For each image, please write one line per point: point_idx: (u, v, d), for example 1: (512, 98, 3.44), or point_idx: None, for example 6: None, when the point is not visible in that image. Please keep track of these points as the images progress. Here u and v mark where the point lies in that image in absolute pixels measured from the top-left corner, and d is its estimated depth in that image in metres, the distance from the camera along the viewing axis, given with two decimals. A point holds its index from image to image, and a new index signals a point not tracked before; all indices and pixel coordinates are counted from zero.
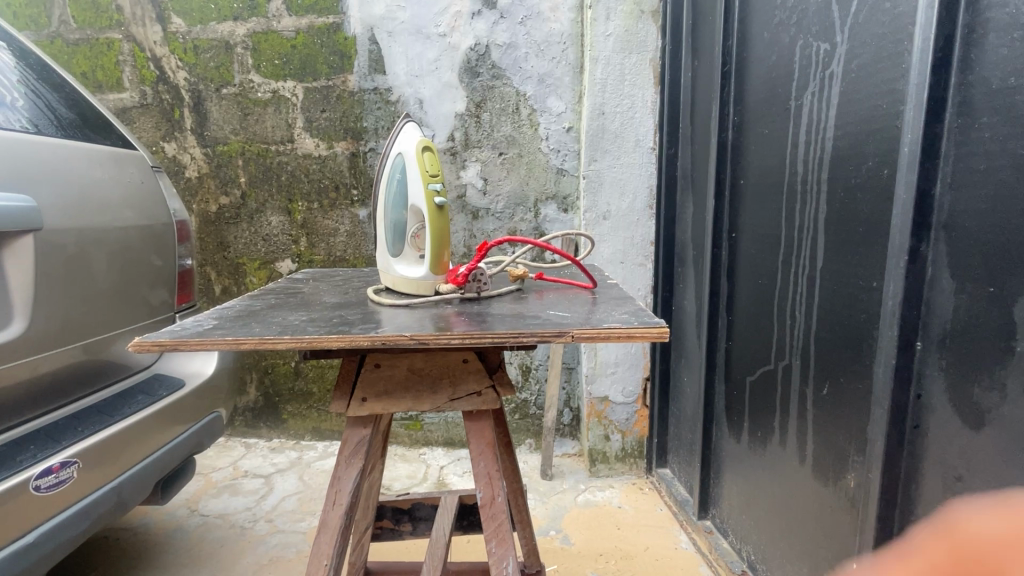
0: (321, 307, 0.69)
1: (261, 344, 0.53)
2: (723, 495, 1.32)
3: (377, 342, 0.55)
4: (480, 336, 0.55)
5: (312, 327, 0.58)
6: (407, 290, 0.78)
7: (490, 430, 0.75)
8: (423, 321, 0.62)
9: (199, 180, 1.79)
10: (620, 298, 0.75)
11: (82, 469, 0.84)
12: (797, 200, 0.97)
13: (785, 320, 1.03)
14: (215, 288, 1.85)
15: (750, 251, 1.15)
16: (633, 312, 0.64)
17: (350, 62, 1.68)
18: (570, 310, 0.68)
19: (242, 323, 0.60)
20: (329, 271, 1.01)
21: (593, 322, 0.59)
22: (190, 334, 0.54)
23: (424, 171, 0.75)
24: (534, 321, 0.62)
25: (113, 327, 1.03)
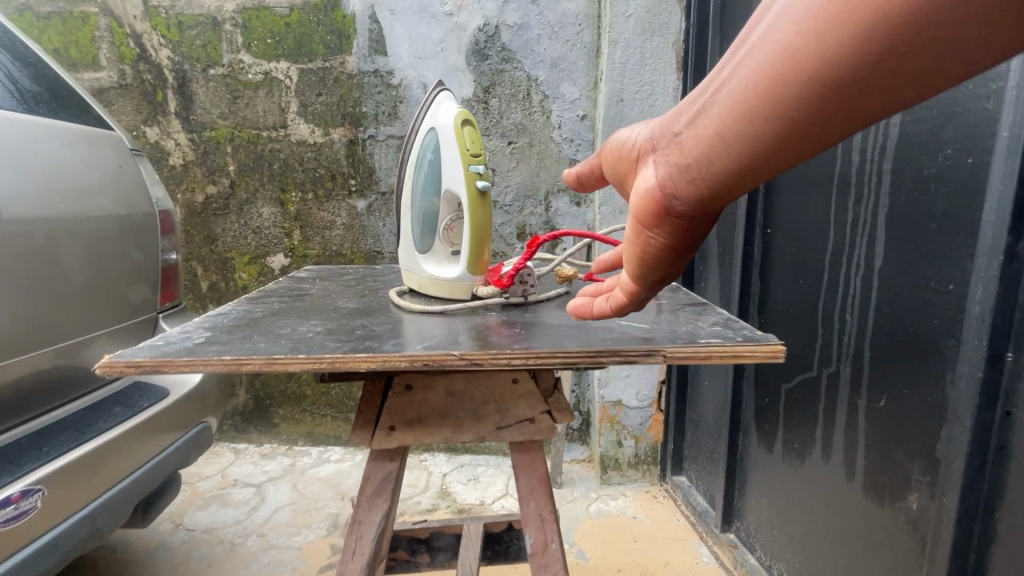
0: (336, 314, 0.59)
1: (269, 363, 0.43)
2: (750, 508, 1.24)
3: (419, 362, 0.45)
4: (550, 356, 0.46)
5: (330, 341, 0.48)
6: (439, 293, 0.73)
7: (541, 462, 0.69)
8: (461, 333, 0.53)
9: (184, 168, 1.67)
10: (690, 306, 0.66)
11: (48, 497, 0.73)
12: (851, 193, 0.88)
13: (831, 324, 0.94)
14: (202, 284, 1.73)
15: (788, 248, 1.06)
16: (724, 326, 0.55)
17: (349, 42, 1.57)
18: (643, 321, 0.58)
19: (242, 335, 0.49)
20: (334, 269, 0.91)
21: (684, 339, 0.50)
22: (177, 351, 0.44)
23: (464, 150, 0.70)
24: (598, 334, 0.53)
25: (85, 330, 0.92)
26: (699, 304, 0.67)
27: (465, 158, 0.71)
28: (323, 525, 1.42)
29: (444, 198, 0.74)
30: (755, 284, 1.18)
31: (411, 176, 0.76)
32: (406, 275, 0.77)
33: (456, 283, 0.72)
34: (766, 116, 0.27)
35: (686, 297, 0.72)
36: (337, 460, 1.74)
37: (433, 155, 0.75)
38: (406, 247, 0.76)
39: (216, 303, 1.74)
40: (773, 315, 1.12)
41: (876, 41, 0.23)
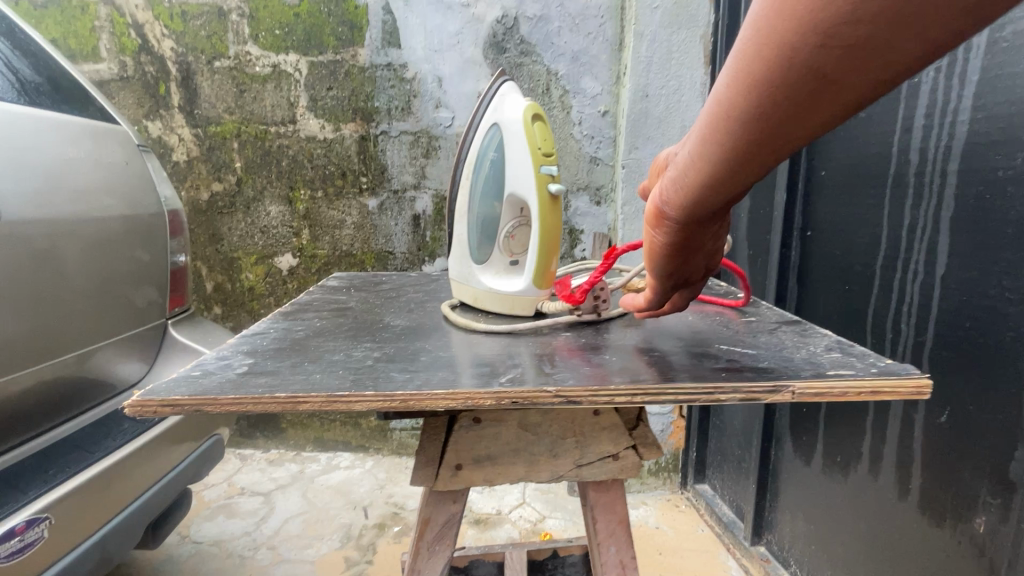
0: (385, 337, 0.54)
1: (330, 401, 0.38)
2: (782, 521, 1.19)
3: (507, 400, 0.40)
4: (661, 391, 0.40)
5: (391, 372, 0.43)
6: (501, 309, 0.71)
7: (622, 502, 0.64)
8: (532, 361, 0.48)
9: (188, 165, 1.59)
10: (787, 325, 0.60)
11: (55, 526, 0.67)
12: (907, 196, 0.83)
13: (881, 333, 0.89)
14: (207, 286, 1.66)
15: (832, 252, 1.01)
16: (845, 353, 0.49)
17: (361, 34, 1.50)
18: (746, 345, 0.53)
19: (291, 366, 0.45)
20: (360, 279, 0.86)
21: (807, 369, 0.44)
22: (218, 389, 0.39)
23: (539, 149, 0.67)
24: (689, 362, 0.47)
25: (89, 339, 0.86)
26: (800, 323, 0.61)
27: (535, 161, 0.68)
28: (336, 537, 1.37)
29: (505, 202, 0.71)
30: (791, 288, 1.12)
31: (471, 179, 0.72)
32: (458, 287, 0.74)
33: (521, 300, 0.69)
34: (749, 123, 0.28)
35: (777, 315, 0.66)
36: (347, 466, 1.68)
37: (494, 153, 0.72)
38: (464, 258, 0.73)
39: (222, 304, 1.68)
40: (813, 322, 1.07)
41: (822, 46, 0.22)
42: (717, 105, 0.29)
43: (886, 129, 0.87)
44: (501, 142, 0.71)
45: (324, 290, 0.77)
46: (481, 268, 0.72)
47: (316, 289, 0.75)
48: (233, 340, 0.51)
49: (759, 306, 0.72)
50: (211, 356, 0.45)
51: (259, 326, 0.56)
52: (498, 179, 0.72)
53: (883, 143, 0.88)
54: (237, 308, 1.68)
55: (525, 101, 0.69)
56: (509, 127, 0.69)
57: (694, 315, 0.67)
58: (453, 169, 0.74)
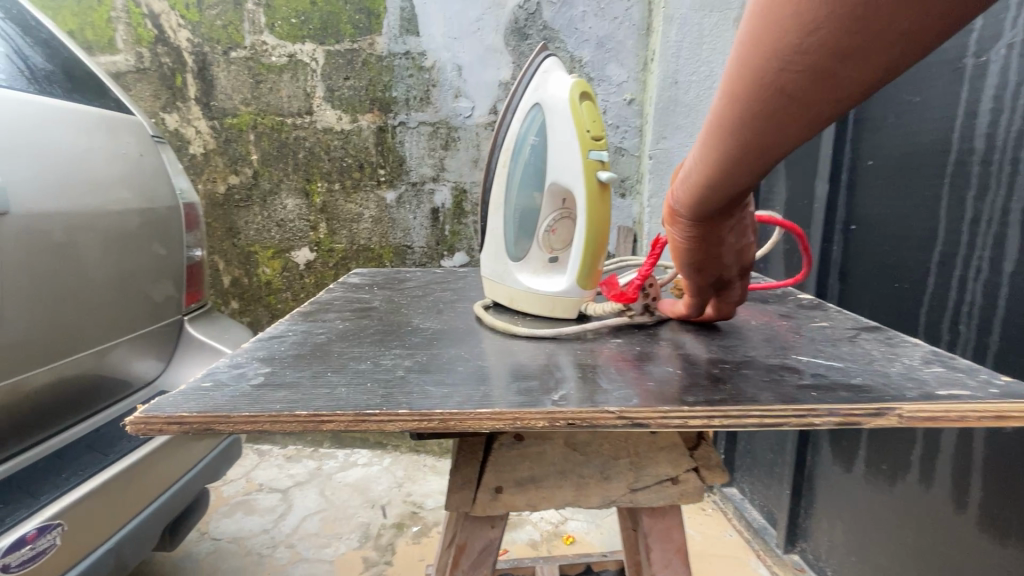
0: (415, 345, 0.49)
1: (358, 419, 0.34)
2: (819, 530, 1.13)
3: (562, 421, 0.35)
4: (742, 414, 0.36)
5: (425, 386, 0.39)
6: (540, 311, 0.67)
7: (681, 531, 0.59)
8: (580, 373, 0.43)
9: (205, 158, 1.57)
10: (868, 334, 0.56)
11: (68, 533, 0.65)
12: (970, 187, 0.77)
13: (937, 336, 0.83)
14: (224, 280, 1.65)
15: (877, 247, 0.95)
16: (946, 369, 0.44)
17: (379, 22, 1.46)
18: (828, 356, 0.48)
19: (315, 377, 0.41)
20: (380, 277, 0.82)
21: (910, 387, 0.40)
22: (234, 404, 0.35)
23: (585, 133, 0.62)
24: (760, 377, 0.43)
25: (106, 335, 0.83)
26: (884, 332, 0.57)
27: (583, 147, 0.63)
28: (354, 536, 1.35)
29: (547, 192, 0.67)
30: (832, 285, 1.06)
31: (508, 169, 0.68)
32: (493, 286, 0.70)
33: (563, 302, 0.66)
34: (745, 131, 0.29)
35: (854, 322, 0.61)
36: (365, 463, 1.66)
37: (536, 138, 0.67)
38: (500, 256, 0.69)
39: (239, 299, 1.66)
40: None
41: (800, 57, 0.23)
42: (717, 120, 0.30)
43: (946, 114, 0.80)
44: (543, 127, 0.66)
45: (345, 289, 0.74)
46: (518, 267, 0.68)
47: (337, 287, 0.72)
48: (247, 343, 0.47)
49: (831, 310, 0.67)
50: (224, 364, 0.42)
51: (276, 328, 0.52)
52: (538, 167, 0.67)
53: (943, 129, 0.81)
54: (254, 303, 1.66)
55: (572, 81, 0.64)
56: (553, 110, 0.65)
57: (753, 322, 0.62)
58: (488, 156, 0.70)
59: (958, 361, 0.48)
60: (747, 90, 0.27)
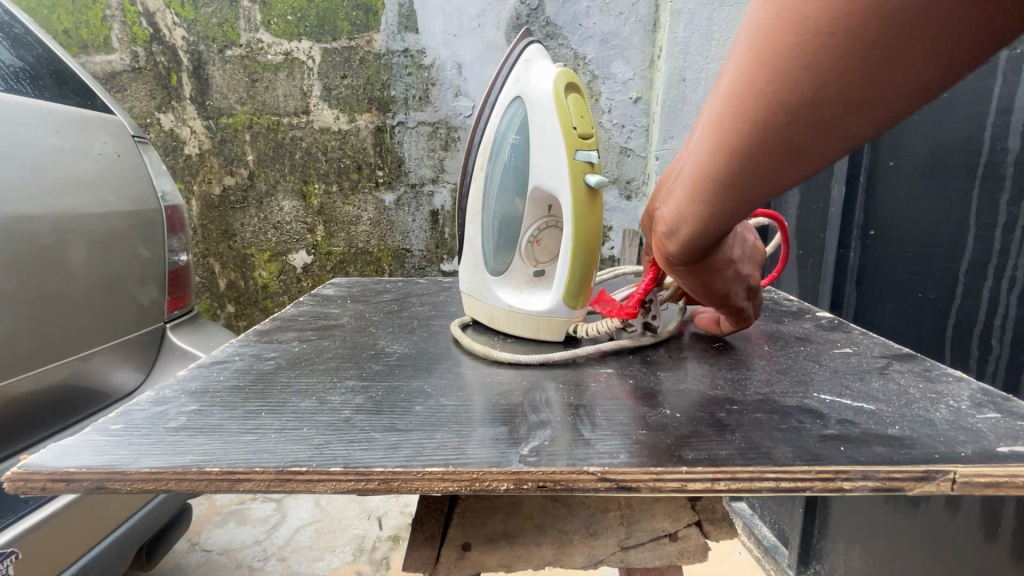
0: (373, 373, 0.50)
1: (283, 478, 0.33)
2: (834, 553, 1.07)
3: (531, 483, 0.33)
4: (754, 478, 0.32)
5: (372, 434, 0.37)
6: (523, 331, 0.63)
7: None
8: (557, 418, 0.40)
9: (200, 159, 1.54)
10: (902, 363, 0.52)
11: (22, 562, 0.60)
12: (1004, 192, 0.71)
13: (966, 353, 0.77)
14: (220, 283, 1.61)
15: (899, 256, 0.88)
16: (1002, 416, 0.41)
17: (376, 18, 1.42)
18: (857, 395, 0.44)
19: (243, 420, 0.40)
20: (361, 296, 0.80)
21: (963, 443, 0.36)
22: (148, 456, 0.34)
23: (571, 129, 0.57)
24: (775, 427, 0.38)
25: (90, 341, 0.80)
26: (919, 360, 0.52)
27: (569, 146, 0.58)
28: (348, 549, 1.30)
29: (530, 197, 0.62)
30: (848, 293, 1.00)
31: (487, 173, 0.63)
32: (473, 302, 0.67)
33: (549, 322, 0.62)
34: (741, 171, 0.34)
35: (881, 348, 0.56)
36: None
37: (515, 136, 0.62)
38: (481, 271, 0.65)
39: (235, 303, 1.62)
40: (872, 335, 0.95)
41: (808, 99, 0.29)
42: (713, 162, 0.35)
43: (976, 112, 0.74)
44: (524, 124, 0.61)
45: (313, 302, 0.77)
46: (499, 283, 0.64)
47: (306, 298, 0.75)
48: (183, 373, 0.48)
49: (852, 331, 0.62)
50: (145, 402, 0.42)
51: (221, 352, 0.54)
52: (519, 170, 0.62)
53: (972, 129, 0.75)
54: (251, 307, 1.63)
55: (554, 72, 0.59)
56: (535, 105, 0.60)
57: (766, 347, 0.57)
58: (465, 158, 0.64)
59: (1012, 402, 0.43)
60: (755, 134, 0.32)
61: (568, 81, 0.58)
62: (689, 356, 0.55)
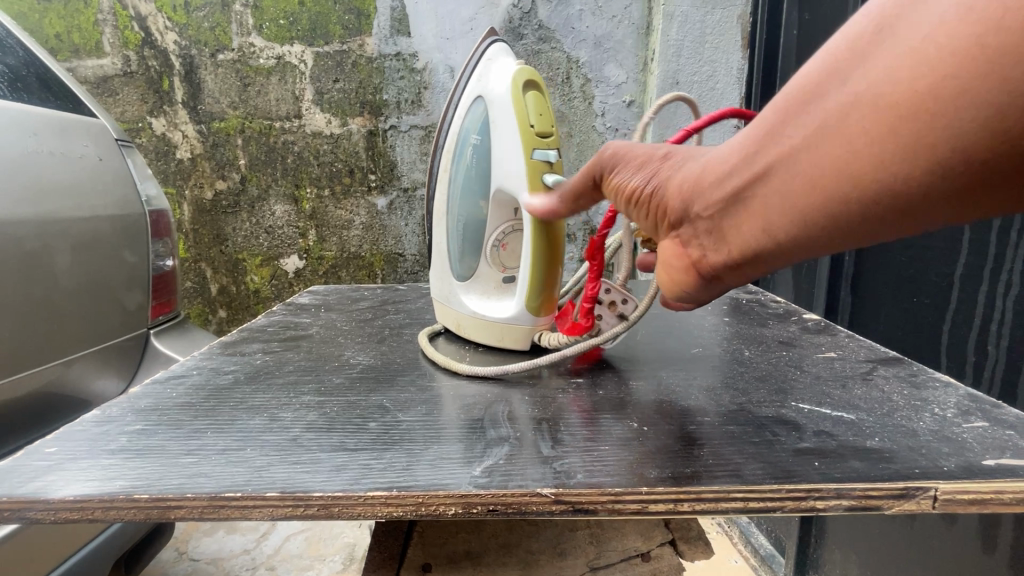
0: (331, 387, 0.49)
1: (215, 505, 0.32)
2: (828, 563, 1.05)
3: (480, 507, 0.31)
4: (720, 498, 0.31)
5: (318, 453, 0.37)
6: (487, 339, 0.63)
7: None
8: (517, 434, 0.39)
9: (192, 163, 1.53)
10: (886, 368, 0.50)
11: None
12: None
13: (961, 360, 0.76)
14: (212, 288, 1.59)
15: (894, 260, 0.87)
16: (988, 424, 0.39)
17: (369, 22, 1.41)
18: (837, 404, 0.43)
19: (187, 438, 0.40)
20: (339, 306, 0.79)
21: (946, 456, 0.35)
22: (79, 480, 0.34)
23: (527, 128, 0.56)
24: (749, 441, 0.37)
25: (74, 345, 0.78)
26: (904, 364, 0.51)
27: (526, 145, 0.57)
28: (338, 559, 1.28)
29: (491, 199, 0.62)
30: (843, 296, 0.98)
31: (453, 175, 0.64)
32: (442, 309, 0.67)
33: (511, 330, 0.61)
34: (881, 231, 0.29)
35: (867, 352, 0.55)
36: None
37: (479, 136, 0.62)
38: (447, 277, 0.65)
39: (227, 308, 1.61)
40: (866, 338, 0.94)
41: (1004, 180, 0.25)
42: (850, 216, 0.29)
43: None
44: (486, 124, 0.61)
45: (286, 311, 0.77)
46: (464, 290, 0.64)
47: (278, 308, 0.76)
48: (134, 392, 0.48)
49: (839, 334, 0.61)
50: (91, 421, 0.43)
51: (179, 368, 0.54)
52: (481, 170, 0.62)
53: None
54: (243, 312, 1.61)
55: (514, 68, 0.59)
56: (495, 104, 0.59)
57: (747, 352, 0.56)
58: (434, 160, 0.66)
59: (1001, 408, 0.42)
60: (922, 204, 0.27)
61: (527, 77, 0.58)
62: (667, 363, 0.54)
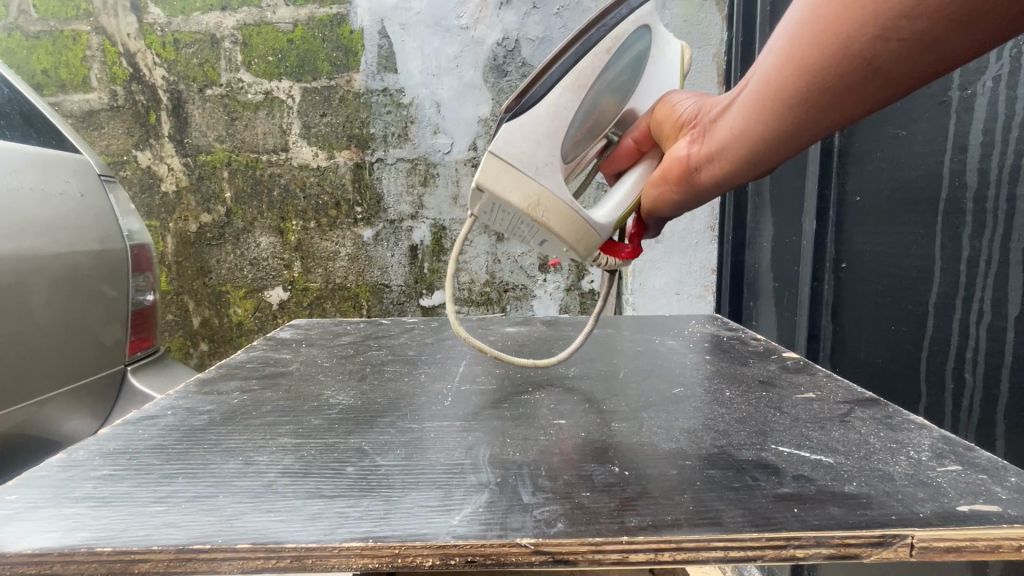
0: (310, 429, 0.48)
1: (183, 558, 0.31)
2: None
3: (458, 558, 0.31)
4: (701, 547, 0.31)
5: (293, 500, 0.36)
6: (557, 228, 0.64)
7: None
8: (498, 479, 0.38)
9: (177, 196, 1.52)
10: (863, 411, 0.51)
11: None
12: (966, 226, 0.72)
13: (942, 388, 0.77)
14: (193, 321, 1.56)
15: (871, 289, 0.89)
16: (961, 468, 0.39)
17: (356, 59, 1.44)
18: (815, 446, 0.43)
19: (155, 484, 0.39)
20: (321, 343, 0.78)
21: (921, 501, 0.35)
22: (41, 531, 0.33)
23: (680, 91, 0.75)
24: (730, 487, 0.37)
25: (49, 384, 0.76)
26: (881, 407, 0.52)
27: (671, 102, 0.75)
28: None
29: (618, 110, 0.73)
30: (824, 324, 1.00)
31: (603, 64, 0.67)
32: (510, 172, 0.63)
33: (583, 227, 0.66)
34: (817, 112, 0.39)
35: (844, 393, 0.55)
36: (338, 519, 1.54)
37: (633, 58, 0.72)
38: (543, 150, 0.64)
39: (209, 341, 1.58)
40: (848, 367, 0.95)
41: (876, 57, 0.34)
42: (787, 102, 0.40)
43: (932, 150, 0.77)
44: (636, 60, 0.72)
45: (267, 346, 0.76)
46: (556, 173, 0.65)
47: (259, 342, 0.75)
48: (103, 434, 0.47)
49: (817, 374, 0.61)
50: (57, 467, 0.41)
51: (152, 407, 0.53)
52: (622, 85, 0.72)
53: (931, 165, 0.77)
54: (225, 345, 1.58)
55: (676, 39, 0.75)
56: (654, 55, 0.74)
57: (728, 392, 0.56)
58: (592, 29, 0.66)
59: (974, 452, 0.42)
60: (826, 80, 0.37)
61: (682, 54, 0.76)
62: (650, 402, 0.54)
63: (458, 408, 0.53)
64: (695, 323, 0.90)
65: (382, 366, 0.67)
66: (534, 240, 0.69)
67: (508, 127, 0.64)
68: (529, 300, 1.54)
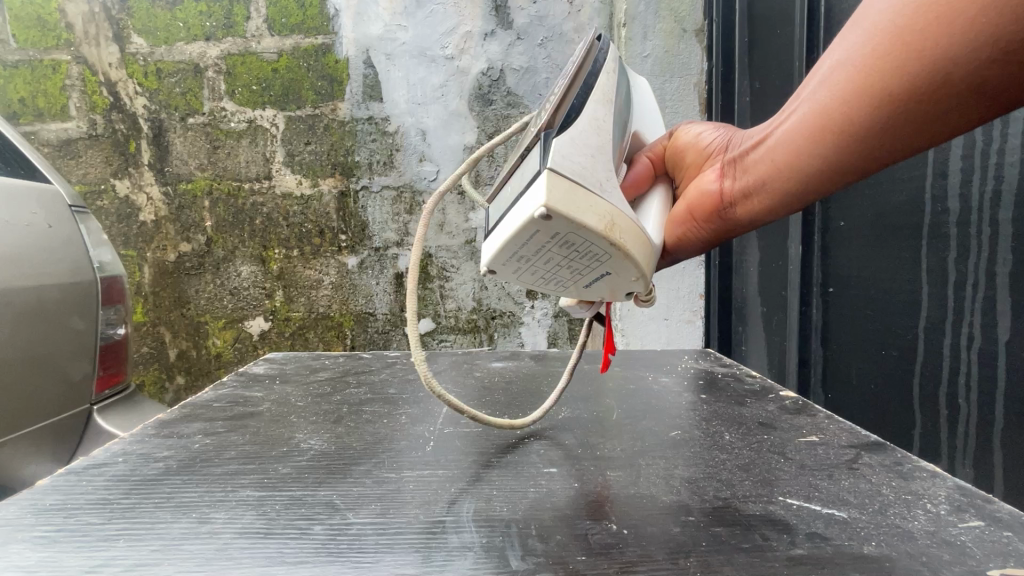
0: (276, 479, 0.45)
1: None
2: None
3: None
4: None
5: (248, 569, 0.33)
6: (635, 247, 0.52)
7: None
8: (482, 540, 0.36)
9: (156, 226, 1.49)
10: (872, 457, 0.49)
11: None
12: (953, 249, 0.72)
13: (937, 416, 0.76)
14: (169, 353, 1.51)
15: (860, 316, 0.89)
16: (985, 524, 0.38)
17: (341, 89, 1.44)
18: (826, 499, 0.41)
19: (89, 547, 0.36)
20: (292, 381, 0.74)
21: (949, 566, 0.33)
22: None
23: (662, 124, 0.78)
24: (738, 547, 0.35)
25: (9, 425, 0.71)
26: (889, 453, 0.50)
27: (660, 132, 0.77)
28: None
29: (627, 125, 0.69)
30: (815, 350, 0.99)
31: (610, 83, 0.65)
32: (574, 189, 0.50)
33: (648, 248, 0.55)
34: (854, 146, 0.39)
35: (849, 437, 0.54)
36: None
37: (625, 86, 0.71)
38: (591, 162, 0.55)
39: (185, 374, 1.52)
40: (842, 393, 0.94)
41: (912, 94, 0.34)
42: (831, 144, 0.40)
43: (912, 177, 0.77)
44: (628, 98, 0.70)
45: (237, 383, 0.73)
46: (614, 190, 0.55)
47: (228, 380, 0.71)
48: (41, 489, 0.43)
49: (818, 416, 0.60)
50: None
51: (101, 454, 0.50)
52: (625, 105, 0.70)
53: (913, 192, 0.77)
54: (201, 378, 1.52)
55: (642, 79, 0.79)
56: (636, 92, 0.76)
57: (727, 436, 0.54)
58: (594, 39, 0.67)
59: (992, 505, 0.41)
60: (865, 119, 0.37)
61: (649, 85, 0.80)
62: (645, 449, 0.51)
63: (439, 454, 0.50)
64: (688, 359, 0.88)
65: (360, 407, 0.63)
66: (589, 280, 0.54)
67: (558, 144, 0.53)
68: (517, 327, 1.51)
